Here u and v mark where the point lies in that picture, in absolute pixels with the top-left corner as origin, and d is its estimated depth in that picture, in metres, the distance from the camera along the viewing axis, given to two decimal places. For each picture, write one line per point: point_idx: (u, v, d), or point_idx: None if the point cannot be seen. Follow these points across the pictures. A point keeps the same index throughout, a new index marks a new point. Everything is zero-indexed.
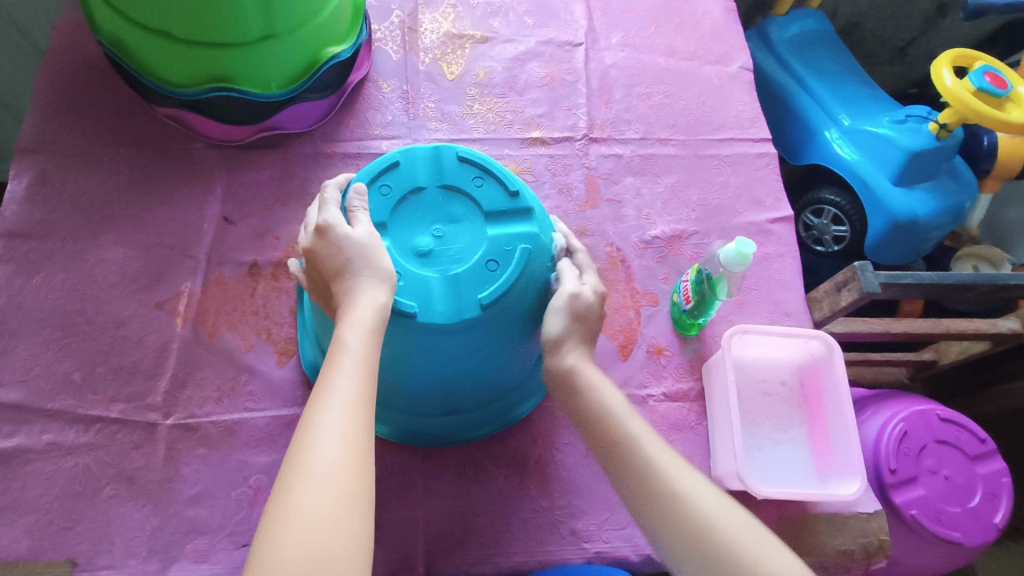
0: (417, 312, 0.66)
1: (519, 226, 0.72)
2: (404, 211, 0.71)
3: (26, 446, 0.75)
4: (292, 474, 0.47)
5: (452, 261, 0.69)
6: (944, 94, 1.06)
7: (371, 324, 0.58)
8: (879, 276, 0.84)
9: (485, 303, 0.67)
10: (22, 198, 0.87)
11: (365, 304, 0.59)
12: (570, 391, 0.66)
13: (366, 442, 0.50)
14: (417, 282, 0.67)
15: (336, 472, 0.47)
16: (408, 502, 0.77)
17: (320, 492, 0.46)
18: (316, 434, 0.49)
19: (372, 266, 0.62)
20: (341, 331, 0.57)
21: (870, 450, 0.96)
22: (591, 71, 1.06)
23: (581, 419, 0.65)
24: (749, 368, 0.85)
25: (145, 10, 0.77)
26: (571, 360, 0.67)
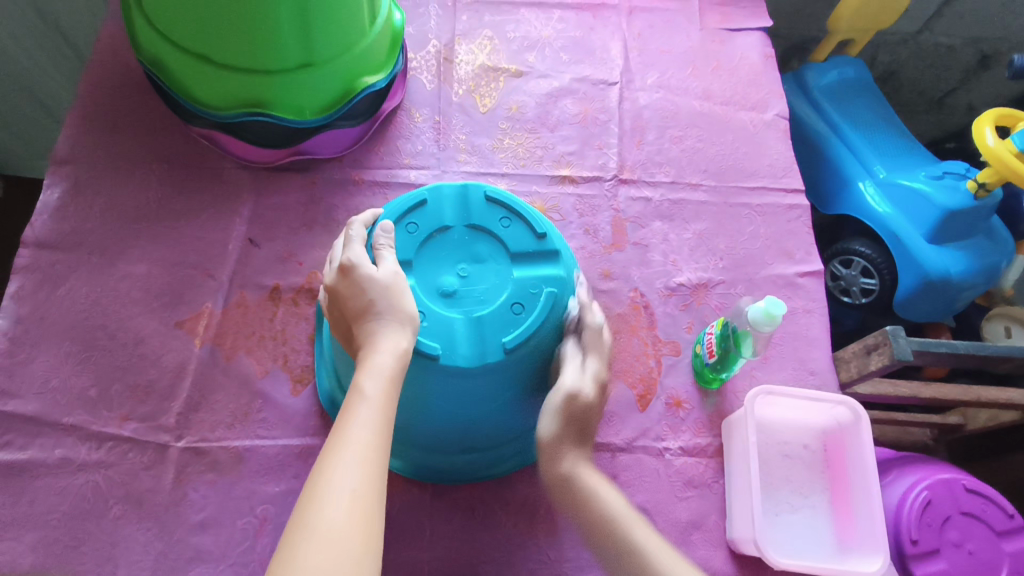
0: (441, 353, 0.65)
1: (546, 269, 0.71)
2: (429, 250, 0.70)
3: (37, 460, 0.75)
4: (298, 530, 0.45)
5: (476, 302, 0.68)
6: (984, 153, 1.04)
7: (391, 371, 0.57)
8: (912, 342, 0.82)
9: (508, 346, 0.66)
10: (53, 208, 0.88)
11: (387, 349, 0.59)
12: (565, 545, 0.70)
13: (376, 500, 0.49)
14: (441, 321, 0.66)
15: (345, 530, 0.46)
16: (413, 544, 0.75)
17: (327, 554, 0.44)
18: (327, 490, 0.48)
19: (396, 309, 0.61)
20: (360, 378, 0.56)
21: (892, 516, 0.92)
22: (625, 111, 1.06)
23: (586, 527, 0.67)
24: (771, 428, 0.83)
25: (189, 35, 0.78)
26: (567, 467, 0.69)
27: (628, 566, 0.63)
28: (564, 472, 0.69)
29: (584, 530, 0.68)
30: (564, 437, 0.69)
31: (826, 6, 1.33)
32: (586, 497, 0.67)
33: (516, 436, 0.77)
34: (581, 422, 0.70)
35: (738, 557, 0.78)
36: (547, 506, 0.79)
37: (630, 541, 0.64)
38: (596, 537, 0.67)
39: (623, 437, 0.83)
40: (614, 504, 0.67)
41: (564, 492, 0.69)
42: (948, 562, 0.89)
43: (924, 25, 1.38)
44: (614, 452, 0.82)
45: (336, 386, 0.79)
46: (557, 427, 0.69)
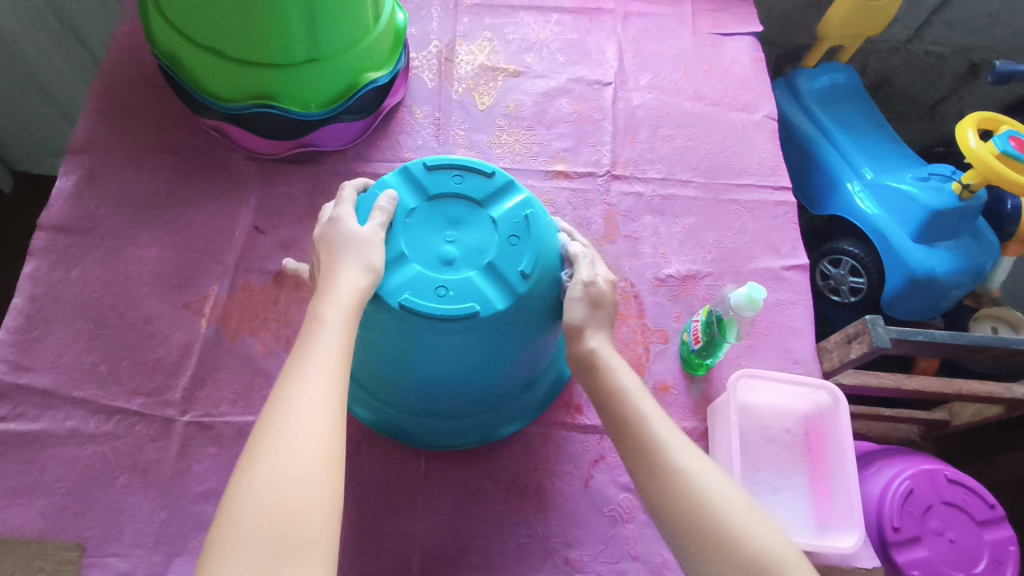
0: (483, 310, 0.68)
1: (512, 198, 0.75)
2: (409, 234, 0.72)
3: (49, 431, 0.78)
4: (261, 441, 0.49)
5: (477, 255, 0.72)
6: (967, 155, 1.07)
7: (349, 307, 0.61)
8: (891, 331, 0.85)
9: (530, 274, 0.71)
10: (69, 194, 0.92)
11: (346, 289, 0.62)
12: (584, 373, 0.71)
13: (332, 406, 0.53)
14: (468, 281, 0.69)
15: (301, 441, 0.49)
16: (407, 517, 0.78)
17: (282, 469, 0.47)
18: (285, 396, 0.52)
19: (364, 256, 0.66)
20: (320, 308, 0.61)
21: (875, 506, 0.95)
22: (618, 110, 1.09)
23: (597, 398, 0.68)
24: (754, 412, 0.86)
25: (202, 29, 0.82)
26: (592, 344, 0.71)
27: (629, 432, 0.63)
28: (588, 348, 0.71)
29: (596, 403, 0.68)
30: (589, 323, 0.72)
31: (816, 13, 1.37)
32: (600, 369, 0.69)
33: (523, 385, 0.82)
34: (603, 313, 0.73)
35: None
36: (537, 483, 0.82)
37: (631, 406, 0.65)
38: (607, 408, 0.67)
39: None
40: (624, 376, 0.67)
41: (584, 365, 0.70)
42: (929, 549, 0.91)
43: (914, 34, 1.41)
44: (602, 434, 0.85)
45: None
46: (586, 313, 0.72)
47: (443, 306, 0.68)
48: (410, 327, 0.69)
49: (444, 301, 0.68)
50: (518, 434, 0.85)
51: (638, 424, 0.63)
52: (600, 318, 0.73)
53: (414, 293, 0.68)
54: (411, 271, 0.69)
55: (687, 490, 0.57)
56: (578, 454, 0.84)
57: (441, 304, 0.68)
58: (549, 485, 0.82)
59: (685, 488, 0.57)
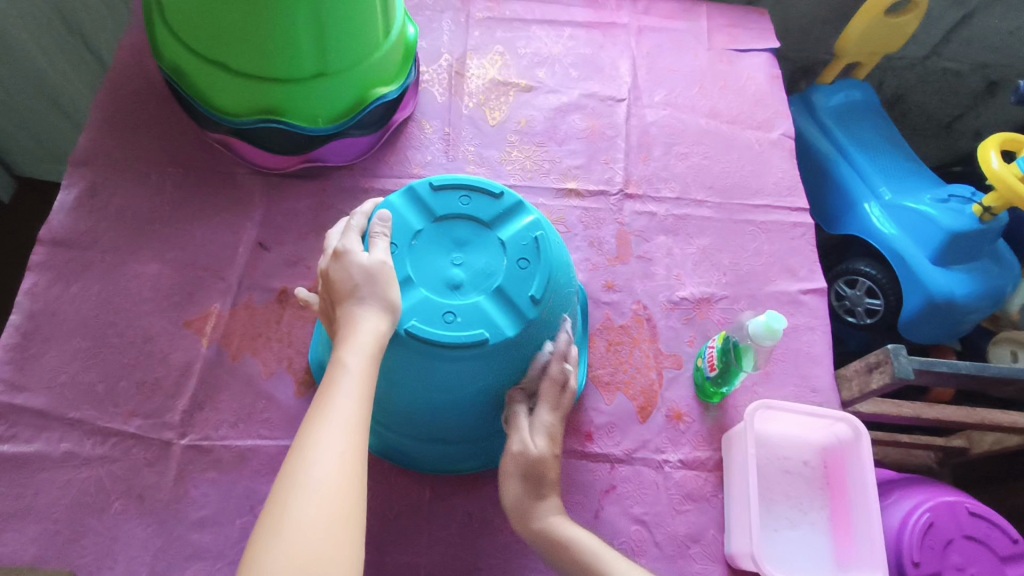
0: (492, 337, 0.66)
1: (520, 219, 0.73)
2: (415, 256, 0.70)
3: (43, 453, 0.76)
4: (287, 492, 0.47)
5: (485, 278, 0.69)
6: (989, 176, 1.05)
7: (371, 349, 0.58)
8: (913, 361, 0.82)
9: (540, 300, 0.69)
10: (70, 208, 0.90)
11: (366, 330, 0.59)
12: (546, 546, 0.69)
13: (360, 462, 0.51)
14: (477, 306, 0.67)
15: (327, 499, 0.47)
16: (411, 548, 0.76)
17: (311, 528, 0.46)
18: (314, 451, 0.49)
19: (377, 295, 0.62)
20: (342, 353, 0.57)
21: (893, 539, 0.91)
22: (632, 127, 1.07)
23: (556, 562, 0.69)
24: (771, 443, 0.83)
25: (209, 42, 0.80)
26: (541, 519, 0.70)
27: None
28: (540, 526, 0.70)
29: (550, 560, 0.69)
30: (521, 501, 0.71)
31: (833, 29, 1.35)
32: (562, 542, 0.68)
33: None
34: (541, 474, 0.71)
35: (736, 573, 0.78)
36: None
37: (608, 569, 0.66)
38: (569, 571, 0.68)
39: (623, 448, 0.83)
40: (581, 535, 0.69)
41: (541, 540, 0.69)
42: None
43: (931, 51, 1.38)
44: (613, 463, 0.82)
45: None
46: (519, 485, 0.71)
47: (452, 333, 0.66)
48: (416, 355, 0.66)
49: (451, 328, 0.66)
50: None
51: None
52: (530, 483, 0.71)
53: (421, 319, 0.66)
54: (417, 296, 0.67)
55: None
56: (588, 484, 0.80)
57: (449, 330, 0.65)
58: None
59: None
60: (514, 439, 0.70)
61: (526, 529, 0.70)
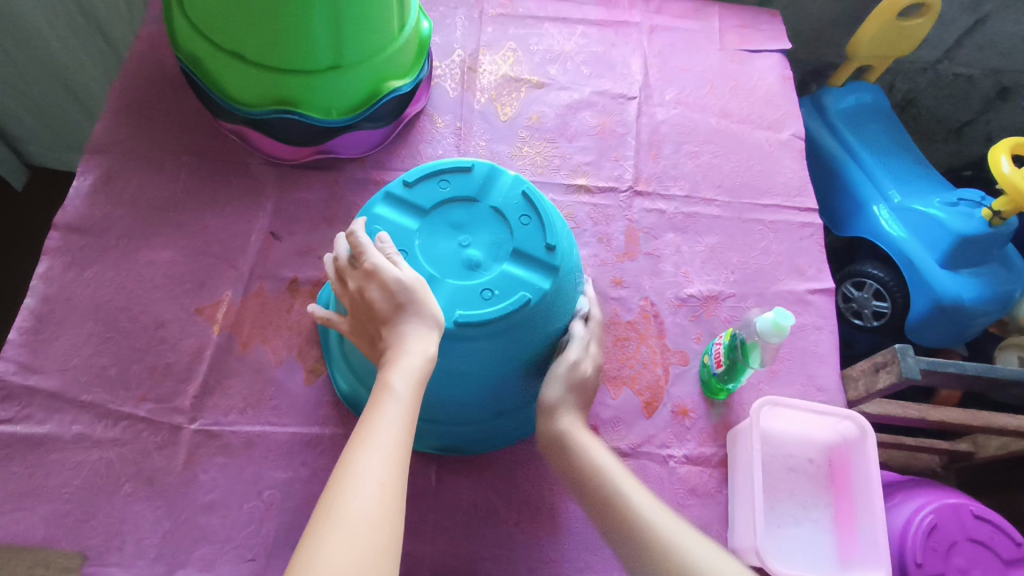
0: (532, 299, 0.69)
1: (501, 183, 0.75)
2: (422, 250, 0.71)
3: (55, 435, 0.77)
4: (328, 513, 0.49)
5: (498, 248, 0.72)
6: (1000, 180, 1.04)
7: (418, 372, 0.60)
8: (920, 361, 0.82)
9: (554, 246, 0.71)
10: (85, 194, 0.91)
11: (413, 352, 0.61)
12: (562, 449, 0.70)
13: (399, 491, 0.52)
14: (504, 274, 0.70)
15: (368, 521, 0.49)
16: (416, 536, 0.76)
17: (348, 551, 0.46)
18: (357, 478, 0.51)
19: (420, 314, 0.63)
20: (389, 376, 0.60)
21: (896, 540, 0.91)
22: (642, 125, 1.08)
23: (573, 480, 0.68)
24: (775, 440, 0.83)
25: (226, 32, 0.81)
26: (565, 424, 0.71)
27: (608, 510, 0.65)
28: (560, 428, 0.70)
29: (568, 481, 0.69)
30: (564, 403, 0.71)
31: (845, 32, 1.35)
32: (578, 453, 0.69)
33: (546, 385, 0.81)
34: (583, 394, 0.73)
35: (738, 568, 0.78)
36: (549, 506, 0.79)
37: (610, 485, 0.66)
38: (614, 532, 0.64)
39: (628, 443, 0.83)
40: (600, 455, 0.68)
41: (556, 445, 0.70)
42: None
43: (943, 55, 1.38)
44: (618, 457, 0.82)
45: (355, 383, 0.81)
46: (563, 390, 0.71)
47: (493, 309, 0.67)
48: (460, 343, 0.68)
49: (492, 303, 0.68)
50: (531, 454, 0.83)
51: (618, 502, 0.65)
52: (575, 401, 0.72)
53: (464, 307, 0.67)
54: (444, 288, 0.69)
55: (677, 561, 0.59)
56: None
57: (491, 306, 0.67)
58: (562, 508, 0.79)
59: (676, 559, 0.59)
60: (569, 354, 0.72)
61: (547, 429, 0.71)
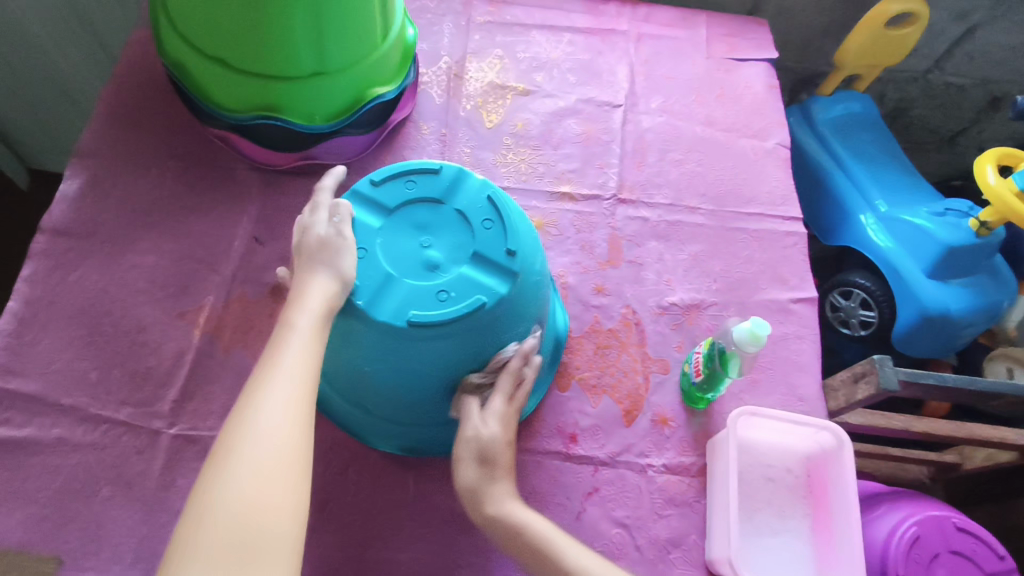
0: (489, 302, 0.68)
1: (467, 186, 0.75)
2: (382, 248, 0.70)
3: (35, 438, 0.77)
4: (228, 452, 0.50)
5: (458, 250, 0.72)
6: (986, 192, 1.04)
7: (320, 312, 0.62)
8: (900, 372, 0.82)
9: (514, 252, 0.71)
10: (71, 199, 0.92)
11: (316, 292, 0.63)
12: (486, 513, 0.67)
13: (301, 420, 0.54)
14: (462, 276, 0.69)
15: (271, 450, 0.51)
16: (393, 544, 0.76)
17: (248, 487, 0.49)
18: (253, 414, 0.52)
19: (330, 266, 0.66)
20: (291, 314, 0.61)
21: (879, 551, 0.91)
22: (627, 132, 1.08)
23: (518, 556, 0.66)
24: (754, 449, 0.83)
25: (208, 38, 0.82)
26: (493, 509, 0.67)
27: (546, 569, 0.63)
28: (476, 488, 0.68)
29: (515, 559, 0.66)
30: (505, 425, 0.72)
31: (834, 41, 1.35)
32: (518, 531, 0.66)
33: None
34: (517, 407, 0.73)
35: None
36: None
37: (545, 541, 0.65)
38: None
39: (607, 451, 0.83)
40: (542, 526, 0.66)
41: (478, 505, 0.68)
42: None
43: (933, 65, 1.38)
44: (596, 465, 0.82)
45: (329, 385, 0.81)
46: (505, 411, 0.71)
47: (449, 310, 0.67)
48: (417, 340, 0.68)
49: (447, 305, 0.67)
50: None
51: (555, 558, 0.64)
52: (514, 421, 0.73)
53: (418, 306, 0.67)
54: (399, 286, 0.68)
55: None
56: (571, 485, 0.81)
57: (445, 307, 0.67)
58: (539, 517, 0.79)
59: None
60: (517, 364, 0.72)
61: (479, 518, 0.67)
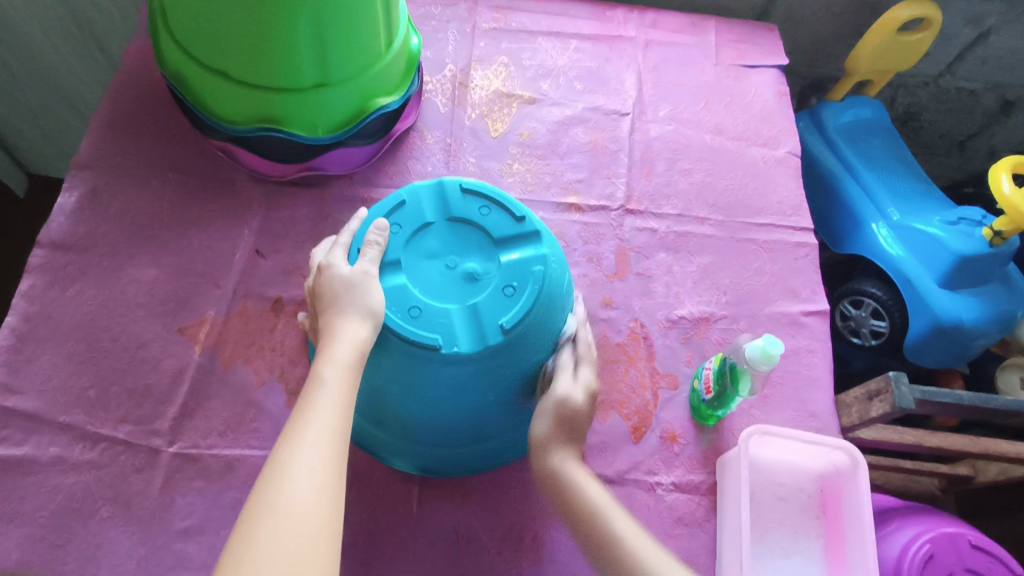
0: (545, 270, 0.72)
1: (446, 194, 0.75)
2: (426, 292, 0.70)
3: (32, 457, 0.76)
4: (262, 506, 0.49)
5: (479, 248, 0.73)
6: (1000, 201, 1.02)
7: (350, 361, 0.61)
8: (915, 390, 0.80)
9: (522, 216, 0.74)
10: (70, 211, 0.91)
11: (346, 339, 0.62)
12: (556, 488, 0.67)
13: (336, 477, 0.53)
14: (508, 266, 0.72)
15: (309, 512, 0.49)
16: (396, 565, 0.75)
17: (284, 540, 0.47)
18: (289, 469, 0.51)
19: (360, 303, 0.65)
20: (319, 366, 0.60)
21: (891, 568, 0.89)
22: (635, 141, 1.06)
23: (567, 517, 0.66)
24: (765, 468, 0.81)
25: (208, 50, 0.81)
26: (556, 461, 0.68)
27: (609, 557, 0.61)
28: (552, 466, 0.68)
29: (565, 522, 0.66)
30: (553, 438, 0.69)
31: (844, 46, 1.33)
32: (576, 496, 0.66)
33: None
34: (573, 426, 0.70)
35: None
36: (533, 535, 0.77)
37: (611, 531, 0.63)
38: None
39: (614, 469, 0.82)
40: (594, 491, 0.65)
41: (551, 484, 0.67)
42: None
43: (945, 70, 1.36)
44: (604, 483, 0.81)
45: None
46: (551, 426, 0.69)
47: (520, 302, 0.70)
48: (500, 356, 0.69)
49: (516, 297, 0.70)
50: (515, 481, 0.81)
51: (617, 549, 0.62)
52: (563, 434, 0.69)
53: (498, 311, 0.69)
54: (467, 310, 0.69)
55: None
56: None
57: (518, 300, 0.69)
58: (545, 537, 0.77)
59: None
60: (557, 386, 0.71)
61: (539, 466, 0.69)
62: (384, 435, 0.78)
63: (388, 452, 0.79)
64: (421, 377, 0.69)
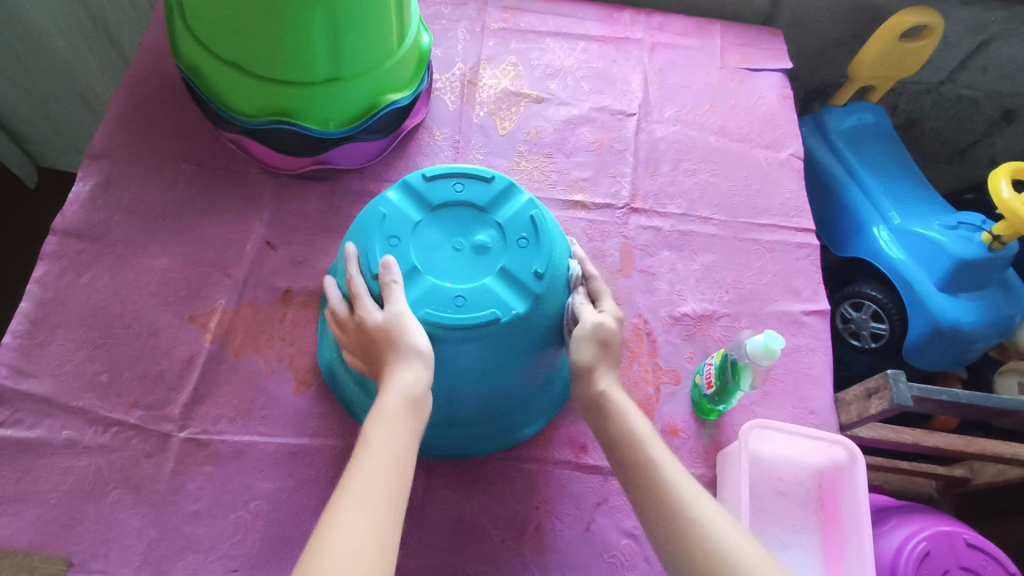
0: (540, 213, 0.76)
1: (424, 186, 0.76)
2: (453, 275, 0.72)
3: (46, 439, 0.77)
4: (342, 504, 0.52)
5: (474, 222, 0.76)
6: (999, 205, 1.04)
7: (409, 371, 0.64)
8: (913, 388, 0.81)
9: (492, 177, 0.77)
10: (85, 200, 0.92)
11: (401, 349, 0.65)
12: (598, 415, 0.68)
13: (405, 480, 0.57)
14: (507, 224, 0.75)
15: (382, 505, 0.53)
16: (401, 551, 0.76)
17: (359, 535, 0.50)
18: (366, 471, 0.55)
19: (404, 313, 0.67)
20: (386, 377, 0.63)
21: (888, 565, 0.91)
22: (640, 141, 1.08)
23: (608, 443, 0.67)
24: (765, 463, 0.83)
25: (223, 43, 0.82)
26: (603, 387, 0.69)
27: (640, 481, 0.62)
28: (600, 391, 0.69)
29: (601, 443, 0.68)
30: (599, 363, 0.70)
31: (848, 52, 1.35)
32: (614, 414, 0.67)
33: (549, 377, 0.83)
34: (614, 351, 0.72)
35: None
36: (536, 524, 0.79)
37: (648, 456, 0.63)
38: (637, 490, 0.63)
39: None
40: (639, 423, 0.66)
41: (595, 409, 0.69)
42: None
43: (947, 77, 1.37)
44: (606, 476, 0.82)
45: (340, 364, 0.83)
46: (593, 351, 0.70)
47: (537, 248, 0.74)
48: (539, 319, 0.73)
49: (532, 245, 0.74)
50: (520, 471, 0.82)
51: (650, 475, 0.62)
52: (610, 358, 0.71)
53: (522, 263, 0.72)
54: (500, 275, 0.72)
55: (701, 548, 0.56)
56: (580, 495, 0.81)
57: (534, 249, 0.73)
58: (548, 527, 0.79)
59: (700, 546, 0.56)
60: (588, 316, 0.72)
61: (583, 394, 0.70)
62: (423, 429, 0.79)
63: (424, 445, 0.80)
64: (485, 356, 0.72)
